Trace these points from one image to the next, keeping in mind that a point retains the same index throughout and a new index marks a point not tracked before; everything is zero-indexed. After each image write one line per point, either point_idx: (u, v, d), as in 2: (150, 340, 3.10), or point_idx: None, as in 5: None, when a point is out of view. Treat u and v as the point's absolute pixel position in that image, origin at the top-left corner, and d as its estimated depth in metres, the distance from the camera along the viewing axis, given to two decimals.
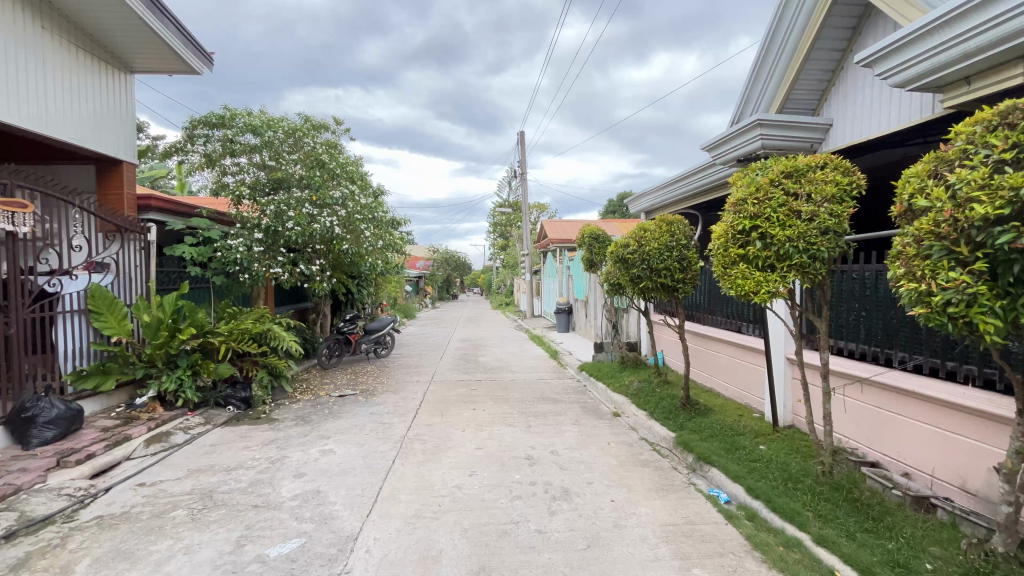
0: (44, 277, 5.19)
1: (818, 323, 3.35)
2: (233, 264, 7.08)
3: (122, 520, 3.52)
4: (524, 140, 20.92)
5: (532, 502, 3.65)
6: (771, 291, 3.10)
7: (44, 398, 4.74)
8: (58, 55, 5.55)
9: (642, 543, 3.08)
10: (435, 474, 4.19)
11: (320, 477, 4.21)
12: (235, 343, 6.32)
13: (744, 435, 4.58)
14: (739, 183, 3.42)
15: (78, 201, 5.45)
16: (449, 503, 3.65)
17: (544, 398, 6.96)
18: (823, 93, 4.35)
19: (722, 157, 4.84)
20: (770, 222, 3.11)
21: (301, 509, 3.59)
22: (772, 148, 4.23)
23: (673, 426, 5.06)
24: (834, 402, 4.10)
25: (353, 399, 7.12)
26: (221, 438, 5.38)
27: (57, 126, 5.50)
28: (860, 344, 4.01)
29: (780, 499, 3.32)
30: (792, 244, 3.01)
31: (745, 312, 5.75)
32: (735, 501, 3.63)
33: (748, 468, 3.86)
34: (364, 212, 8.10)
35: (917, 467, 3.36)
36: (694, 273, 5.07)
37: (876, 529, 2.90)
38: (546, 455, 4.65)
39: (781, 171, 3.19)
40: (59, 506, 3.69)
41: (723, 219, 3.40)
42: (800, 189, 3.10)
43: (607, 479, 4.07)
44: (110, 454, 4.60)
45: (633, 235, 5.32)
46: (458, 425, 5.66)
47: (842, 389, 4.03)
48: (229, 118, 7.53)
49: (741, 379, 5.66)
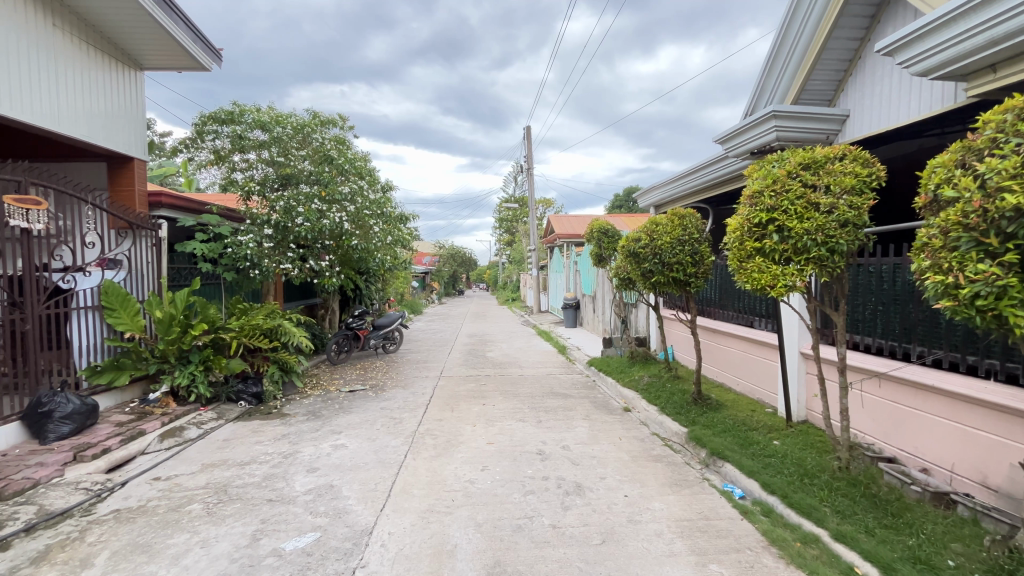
0: (59, 274, 5.24)
1: (835, 318, 3.31)
2: (243, 261, 7.11)
3: (138, 514, 3.56)
4: (530, 135, 20.85)
5: (545, 497, 3.65)
6: (788, 285, 3.06)
7: (60, 393, 4.80)
8: (69, 52, 5.57)
9: (657, 538, 3.07)
10: (447, 469, 4.19)
11: (333, 471, 4.23)
12: (246, 339, 6.35)
13: (758, 431, 4.55)
14: (755, 175, 3.37)
15: (91, 198, 5.53)
16: (463, 498, 3.65)
17: (553, 394, 6.95)
18: (839, 84, 4.28)
19: (735, 151, 4.78)
20: (787, 214, 3.06)
21: (315, 503, 3.61)
22: (787, 140, 4.16)
23: (684, 421, 5.04)
24: (851, 397, 4.05)
25: (363, 394, 7.16)
26: (234, 433, 5.43)
27: (69, 124, 5.52)
28: (877, 338, 3.97)
29: (796, 494, 3.29)
30: (810, 237, 2.97)
31: (757, 307, 5.71)
32: (749, 497, 3.60)
33: (763, 463, 3.83)
34: (372, 207, 8.10)
35: (935, 462, 3.33)
36: (706, 267, 5.02)
37: (896, 525, 2.86)
38: (557, 450, 4.64)
39: (798, 162, 3.14)
40: (76, 500, 3.74)
41: (739, 212, 3.36)
42: (819, 181, 3.05)
43: (620, 474, 4.05)
44: (125, 449, 4.65)
45: (644, 229, 5.26)
46: (468, 420, 5.66)
47: (859, 384, 3.97)
48: (237, 115, 7.55)
49: (753, 374, 5.62)
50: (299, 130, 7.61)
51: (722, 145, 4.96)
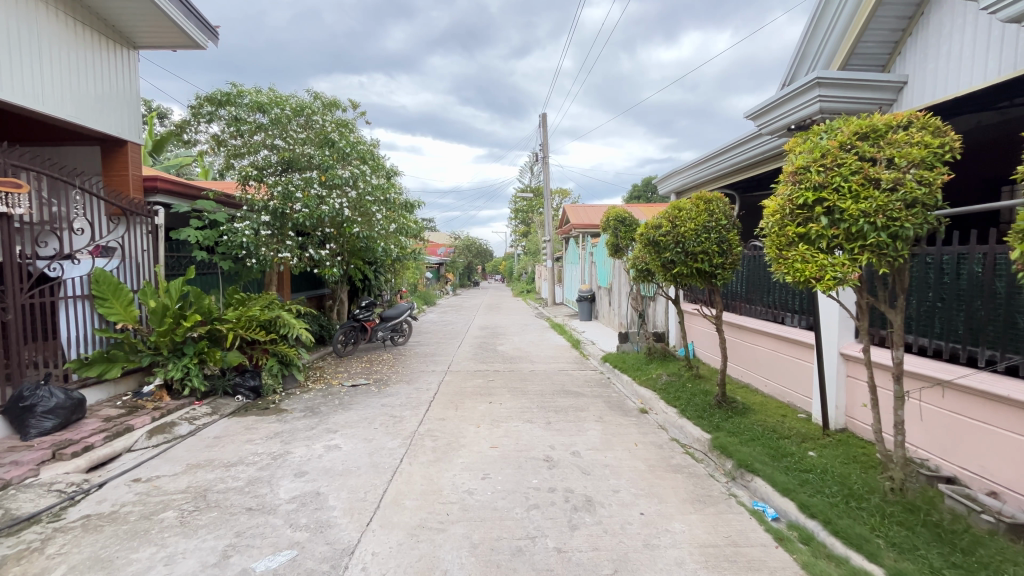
0: (45, 261, 5.01)
1: (891, 317, 2.83)
2: (240, 249, 6.81)
3: (108, 522, 3.28)
4: (547, 124, 20.30)
5: (550, 513, 3.26)
6: (837, 278, 2.59)
7: (43, 386, 4.55)
8: (54, 28, 5.28)
9: (678, 568, 2.65)
10: (445, 476, 3.84)
11: (322, 476, 3.90)
12: (243, 331, 6.10)
13: (790, 440, 4.10)
14: (798, 150, 2.88)
15: (80, 182, 5.27)
16: (458, 512, 3.28)
17: (565, 392, 6.56)
18: (896, 46, 3.73)
19: (770, 126, 4.29)
20: (839, 193, 2.58)
21: (297, 514, 3.28)
22: (832, 112, 3.66)
23: (708, 426, 4.59)
24: (907, 408, 3.51)
25: (365, 390, 6.84)
26: (226, 430, 5.16)
27: (54, 104, 5.24)
28: (935, 339, 3.47)
29: (842, 521, 2.83)
30: (867, 221, 2.49)
31: (790, 302, 5.23)
32: (784, 519, 3.15)
33: (799, 480, 3.37)
34: (375, 193, 7.80)
35: (1007, 486, 2.84)
36: (734, 257, 4.52)
37: (968, 565, 2.39)
38: (567, 457, 4.24)
39: (853, 132, 2.64)
40: (47, 504, 3.48)
41: (780, 191, 2.88)
42: (879, 153, 2.55)
43: (635, 487, 3.64)
44: (109, 446, 4.40)
45: (665, 215, 4.76)
46: (472, 421, 5.29)
47: (917, 394, 3.43)
48: (235, 96, 7.20)
49: (783, 375, 5.17)
50: (298, 111, 7.24)
51: (754, 120, 4.46)
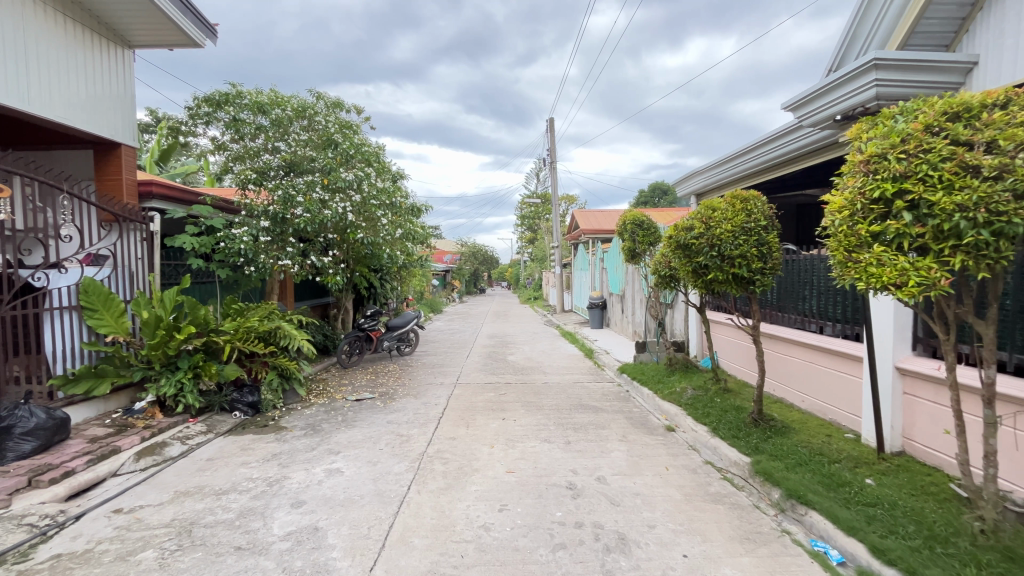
0: (28, 270, 4.66)
1: (982, 330, 2.40)
2: (238, 257, 6.47)
3: (79, 563, 2.90)
4: (553, 128, 20.00)
5: (579, 555, 2.84)
6: (922, 284, 2.18)
7: (22, 406, 4.21)
8: (39, 23, 4.96)
9: None
10: (457, 508, 3.43)
11: (321, 507, 3.50)
12: (241, 343, 5.73)
13: (843, 465, 3.66)
14: (866, 136, 2.49)
15: (68, 186, 4.94)
16: (474, 553, 2.87)
17: (583, 407, 6.13)
18: (963, 22, 3.34)
19: (813, 117, 3.88)
20: (927, 184, 2.17)
21: (291, 556, 2.89)
22: (888, 98, 3.29)
23: (745, 448, 4.15)
24: (998, 436, 3.04)
25: (370, 405, 6.44)
26: (220, 451, 4.79)
27: (39, 104, 4.92)
28: (1016, 351, 3.05)
29: (931, 572, 2.39)
30: (964, 216, 2.08)
31: (830, 310, 4.81)
32: (852, 564, 2.72)
33: (865, 516, 2.93)
34: (379, 197, 7.46)
35: None
36: (775, 261, 4.10)
37: None
38: (592, 484, 3.81)
39: (940, 112, 2.25)
40: (15, 540, 3.12)
41: (848, 184, 2.48)
42: (977, 137, 2.15)
43: (672, 522, 3.21)
44: (92, 471, 4.04)
45: (697, 215, 4.38)
46: (486, 440, 4.88)
47: (1010, 419, 2.96)
48: (234, 96, 6.86)
49: (823, 389, 4.75)
50: (300, 112, 6.97)
51: (794, 112, 4.08)
